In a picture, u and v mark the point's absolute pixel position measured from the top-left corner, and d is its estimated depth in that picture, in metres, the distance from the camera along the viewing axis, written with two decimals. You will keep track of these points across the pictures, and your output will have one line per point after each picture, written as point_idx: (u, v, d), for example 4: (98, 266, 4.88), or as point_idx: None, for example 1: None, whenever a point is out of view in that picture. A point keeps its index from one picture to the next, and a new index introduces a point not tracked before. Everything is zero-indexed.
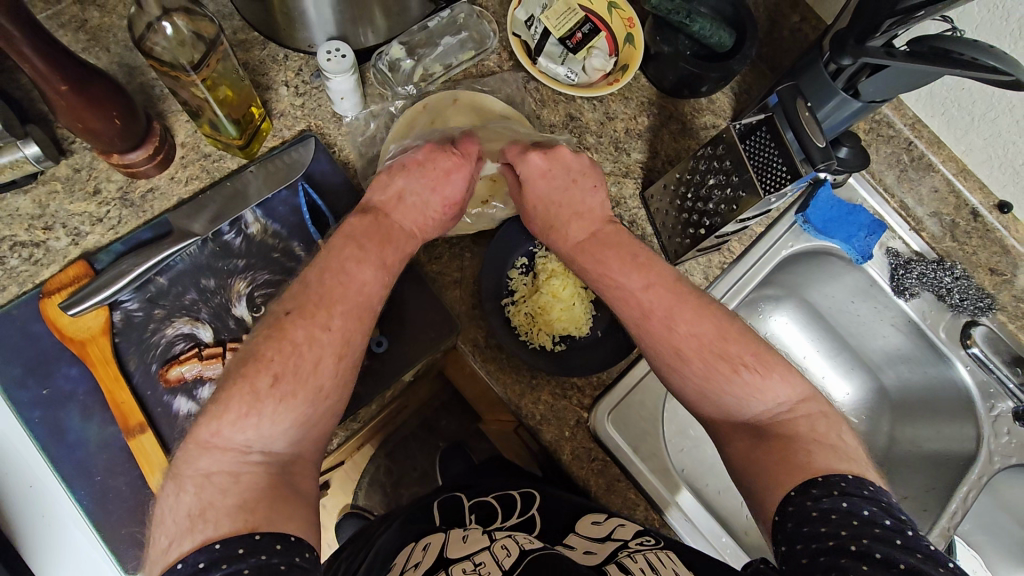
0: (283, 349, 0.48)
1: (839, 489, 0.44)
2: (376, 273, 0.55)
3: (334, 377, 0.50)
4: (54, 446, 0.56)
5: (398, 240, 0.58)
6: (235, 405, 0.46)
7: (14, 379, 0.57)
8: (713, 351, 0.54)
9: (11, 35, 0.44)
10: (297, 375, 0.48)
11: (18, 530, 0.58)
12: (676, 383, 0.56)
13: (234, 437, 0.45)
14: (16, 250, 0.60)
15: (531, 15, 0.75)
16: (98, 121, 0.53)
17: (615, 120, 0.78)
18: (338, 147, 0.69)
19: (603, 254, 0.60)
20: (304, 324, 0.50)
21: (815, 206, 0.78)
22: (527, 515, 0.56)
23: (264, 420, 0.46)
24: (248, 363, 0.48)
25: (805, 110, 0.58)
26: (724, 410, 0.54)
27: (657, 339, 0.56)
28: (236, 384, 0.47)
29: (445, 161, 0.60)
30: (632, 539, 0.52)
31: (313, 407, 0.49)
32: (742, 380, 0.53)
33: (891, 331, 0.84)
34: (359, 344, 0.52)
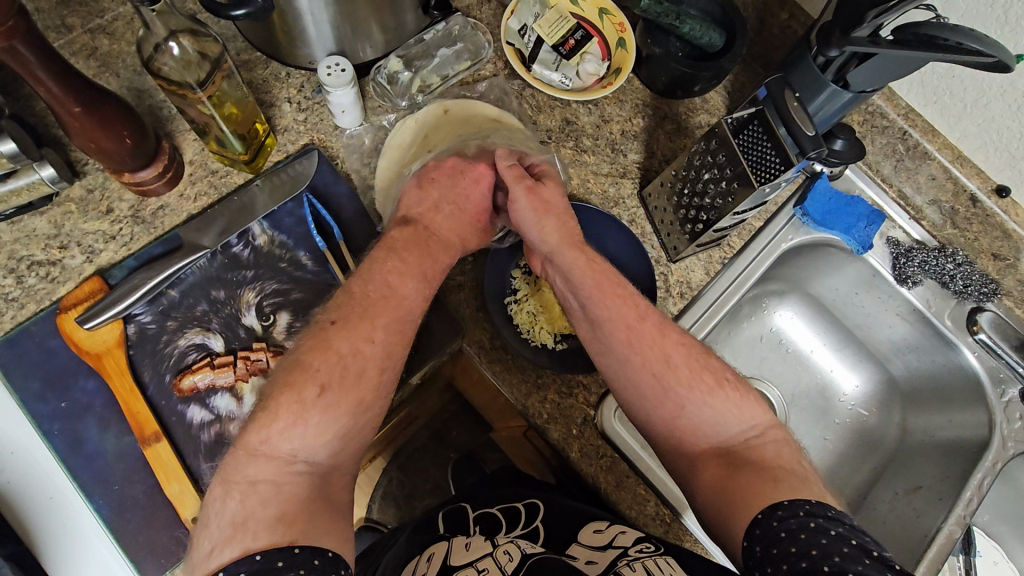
0: (330, 360, 0.50)
1: (805, 510, 0.45)
2: (418, 285, 0.56)
3: (376, 390, 0.51)
4: (72, 457, 0.58)
5: (435, 251, 0.59)
6: (284, 413, 0.47)
7: (34, 393, 0.58)
8: (700, 364, 0.56)
9: (27, 60, 0.46)
10: (343, 385, 0.49)
11: (38, 541, 0.57)
12: (653, 396, 0.55)
13: (282, 445, 0.47)
14: (33, 269, 0.62)
15: (524, 24, 0.77)
16: (109, 140, 0.55)
17: (611, 123, 0.79)
18: (340, 160, 0.71)
19: (594, 266, 0.60)
20: (349, 335, 0.51)
21: (813, 199, 0.79)
22: (531, 526, 0.57)
23: (310, 430, 0.48)
24: (294, 371, 0.49)
25: (793, 99, 0.59)
26: (696, 424, 0.54)
27: (649, 348, 0.56)
28: (283, 393, 0.48)
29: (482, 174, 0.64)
30: (632, 546, 0.52)
31: (356, 418, 0.50)
32: (724, 393, 0.55)
33: (897, 321, 0.83)
34: (401, 359, 0.53)
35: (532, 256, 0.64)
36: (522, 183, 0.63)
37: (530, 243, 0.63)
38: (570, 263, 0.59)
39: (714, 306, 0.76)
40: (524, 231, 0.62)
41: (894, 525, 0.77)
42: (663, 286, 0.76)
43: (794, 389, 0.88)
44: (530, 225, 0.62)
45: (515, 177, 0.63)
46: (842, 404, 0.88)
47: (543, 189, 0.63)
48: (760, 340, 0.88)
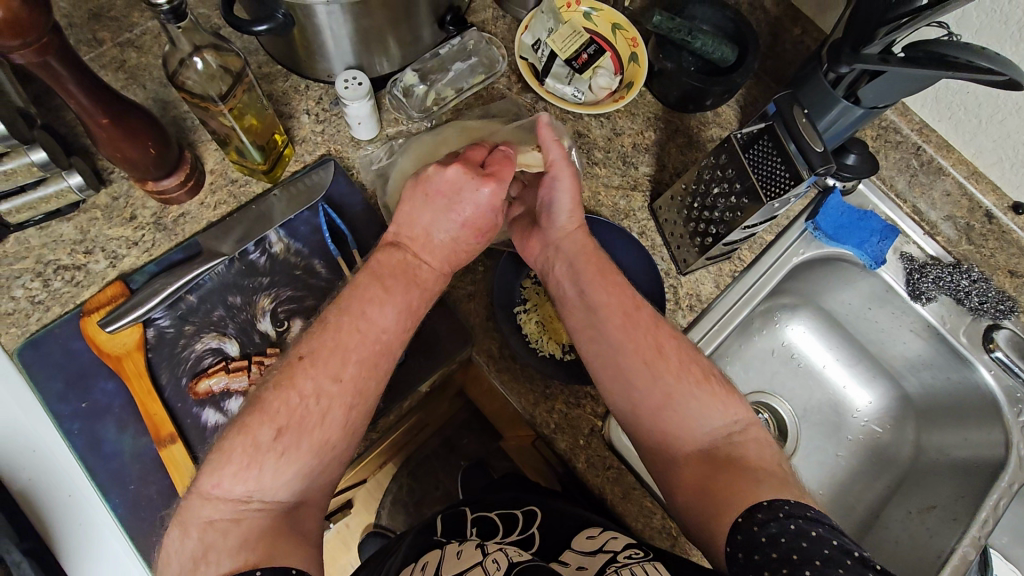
0: (289, 401, 0.49)
1: (784, 511, 0.45)
2: (399, 315, 0.55)
3: (340, 429, 0.51)
4: (91, 457, 0.59)
5: (424, 280, 0.57)
6: (238, 456, 0.48)
7: (56, 393, 0.60)
8: (690, 357, 0.57)
9: (58, 72, 0.48)
10: (301, 428, 0.49)
11: (59, 537, 0.58)
12: (642, 381, 0.56)
13: (236, 487, 0.47)
14: (59, 273, 0.64)
15: (537, 39, 0.78)
16: (133, 150, 0.57)
17: (623, 136, 0.80)
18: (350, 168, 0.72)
19: (594, 257, 0.62)
20: (314, 374, 0.51)
21: (824, 213, 0.79)
22: (527, 533, 0.58)
23: (266, 473, 0.48)
24: (251, 414, 0.49)
25: (802, 117, 0.59)
26: (685, 415, 0.54)
27: (641, 334, 0.57)
28: (239, 436, 0.48)
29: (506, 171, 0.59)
30: (622, 551, 0.52)
31: (319, 457, 0.50)
32: (711, 387, 0.55)
33: (911, 337, 0.83)
34: (371, 394, 0.53)
35: (532, 234, 0.66)
36: (570, 167, 0.63)
37: (552, 219, 0.64)
38: (574, 250, 0.63)
39: (724, 320, 0.76)
40: (554, 204, 0.63)
41: (907, 545, 0.75)
42: (673, 299, 0.75)
43: (805, 404, 0.88)
44: (560, 203, 0.63)
45: (564, 159, 0.63)
46: (854, 419, 0.88)
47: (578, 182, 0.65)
48: (772, 354, 0.88)
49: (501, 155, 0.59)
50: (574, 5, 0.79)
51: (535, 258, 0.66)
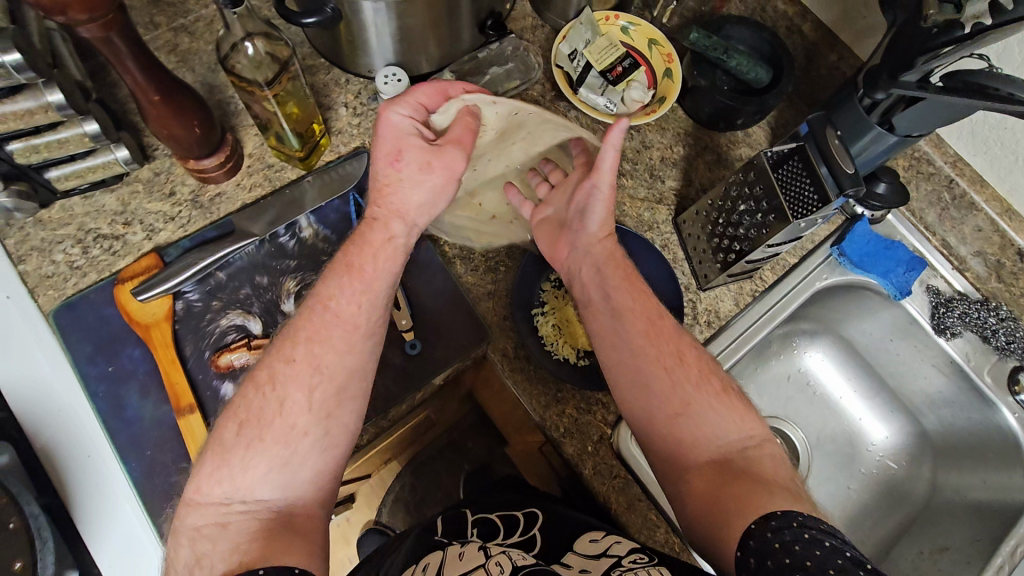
0: (251, 399, 0.52)
1: (798, 521, 0.45)
2: (337, 279, 0.57)
3: (307, 413, 0.52)
4: (112, 420, 0.60)
5: (369, 237, 0.58)
6: (211, 460, 0.50)
7: (86, 355, 0.62)
8: (709, 368, 0.59)
9: (118, 48, 0.51)
10: (260, 422, 0.51)
11: (73, 496, 0.59)
12: (660, 387, 0.57)
13: (212, 490, 0.49)
14: (98, 241, 0.66)
15: (574, 49, 0.80)
16: (180, 127, 0.60)
17: (651, 149, 0.81)
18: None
19: (616, 262, 0.63)
20: (269, 362, 0.54)
21: (851, 240, 0.78)
22: (529, 535, 0.58)
23: (236, 470, 0.50)
24: (222, 418, 0.53)
25: (835, 139, 0.60)
26: (700, 423, 0.55)
27: (663, 342, 0.59)
28: (213, 443, 0.52)
29: (430, 93, 0.61)
30: (626, 555, 0.53)
31: (286, 446, 0.51)
32: (729, 400, 0.56)
33: (933, 372, 0.82)
34: (330, 372, 0.54)
35: (560, 237, 0.67)
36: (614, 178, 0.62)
37: (588, 226, 0.64)
38: (601, 253, 0.64)
39: (742, 337, 0.76)
40: (594, 213, 0.63)
41: None
42: (691, 313, 0.75)
43: (819, 433, 0.87)
44: (598, 209, 0.63)
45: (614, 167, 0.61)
46: (869, 453, 0.86)
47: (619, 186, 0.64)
48: (787, 379, 0.87)
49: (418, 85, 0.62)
50: (613, 18, 0.81)
51: (561, 262, 0.67)
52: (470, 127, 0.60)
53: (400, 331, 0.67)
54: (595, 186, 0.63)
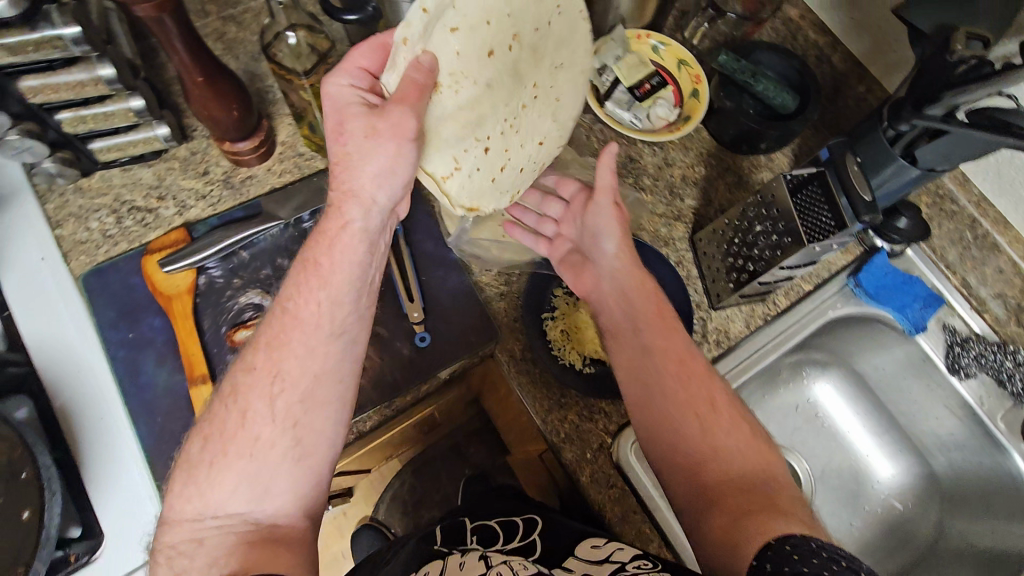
0: (218, 415, 0.51)
1: (815, 539, 0.45)
2: (293, 273, 0.54)
3: (271, 424, 0.50)
4: (128, 383, 0.62)
5: (328, 233, 0.54)
6: (183, 475, 0.50)
7: (108, 320, 0.64)
8: (740, 413, 0.58)
9: (169, 29, 0.53)
10: (224, 436, 0.50)
11: (81, 454, 0.60)
12: (690, 432, 0.57)
13: (186, 507, 0.49)
14: (132, 213, 0.69)
15: (604, 64, 0.81)
16: (219, 110, 0.63)
17: (673, 166, 0.82)
18: (446, 197, 0.60)
19: (653, 297, 0.65)
20: (232, 375, 0.52)
21: (868, 271, 0.78)
22: (528, 540, 0.58)
23: (205, 486, 0.49)
24: (195, 432, 0.52)
25: (853, 165, 0.64)
26: (724, 461, 0.55)
27: (695, 386, 0.59)
28: (184, 460, 0.51)
29: (375, 57, 0.58)
30: (630, 561, 0.51)
31: (253, 459, 0.49)
32: (759, 446, 0.56)
33: (944, 413, 0.81)
34: (292, 380, 0.51)
35: (583, 268, 0.70)
36: (611, 198, 0.68)
37: (599, 252, 0.68)
38: (631, 287, 0.65)
39: (750, 360, 0.75)
40: (601, 235, 0.68)
41: None
42: (700, 331, 0.75)
43: (824, 465, 0.85)
44: (605, 229, 0.68)
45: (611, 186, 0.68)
46: (875, 491, 0.84)
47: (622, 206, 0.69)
48: (795, 410, 0.86)
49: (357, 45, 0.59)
50: (644, 37, 0.83)
51: (588, 293, 0.68)
52: (418, 82, 0.52)
53: (411, 323, 0.69)
54: (600, 206, 0.68)
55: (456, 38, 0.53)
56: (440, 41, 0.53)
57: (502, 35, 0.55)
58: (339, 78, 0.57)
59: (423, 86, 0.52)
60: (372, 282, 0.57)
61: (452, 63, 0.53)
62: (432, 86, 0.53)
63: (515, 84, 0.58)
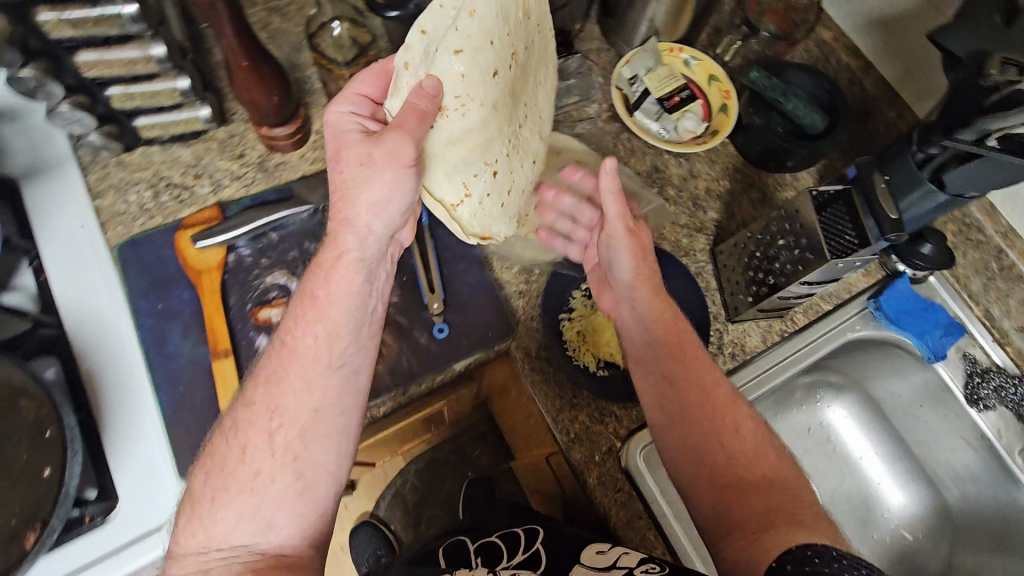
0: (219, 451, 0.53)
1: (833, 546, 0.48)
2: (294, 306, 0.57)
3: (272, 458, 0.53)
4: (154, 352, 0.64)
5: (327, 268, 0.57)
6: (189, 510, 0.52)
7: (140, 290, 0.66)
8: (765, 440, 0.61)
9: (222, 13, 0.55)
10: (225, 472, 0.52)
11: (102, 418, 0.61)
12: (717, 459, 0.59)
13: (190, 541, 0.51)
14: (169, 188, 0.71)
15: (635, 74, 0.82)
16: (260, 95, 0.65)
17: (698, 179, 0.83)
18: (458, 224, 0.59)
19: (675, 324, 0.65)
20: (232, 410, 0.55)
21: (888, 295, 0.78)
22: (532, 551, 0.59)
23: (208, 521, 0.51)
24: (198, 467, 0.55)
25: (881, 181, 0.62)
26: (745, 482, 0.58)
27: (719, 417, 0.61)
28: (189, 495, 0.53)
29: (377, 86, 0.60)
30: (638, 566, 0.52)
31: (255, 493, 0.52)
32: (781, 471, 0.59)
33: (961, 445, 0.79)
34: (289, 412, 0.54)
35: (606, 287, 0.70)
36: (624, 224, 0.65)
37: (616, 274, 0.67)
38: (650, 311, 0.65)
39: (765, 375, 0.75)
40: (614, 259, 0.67)
41: None
42: (716, 343, 0.75)
43: (834, 490, 0.84)
44: (619, 256, 0.66)
45: (620, 215, 0.65)
46: (885, 519, 0.83)
47: (638, 230, 0.67)
48: (807, 432, 0.85)
49: (357, 75, 0.60)
50: (676, 50, 0.83)
51: (613, 310, 0.70)
52: (420, 109, 0.50)
53: (431, 314, 0.70)
54: (611, 235, 0.66)
55: (460, 61, 0.50)
56: (442, 64, 0.50)
57: (504, 56, 0.53)
58: (340, 105, 0.58)
59: (426, 112, 0.50)
60: (372, 313, 0.59)
61: (457, 85, 0.51)
62: (435, 114, 0.50)
63: (512, 105, 0.59)
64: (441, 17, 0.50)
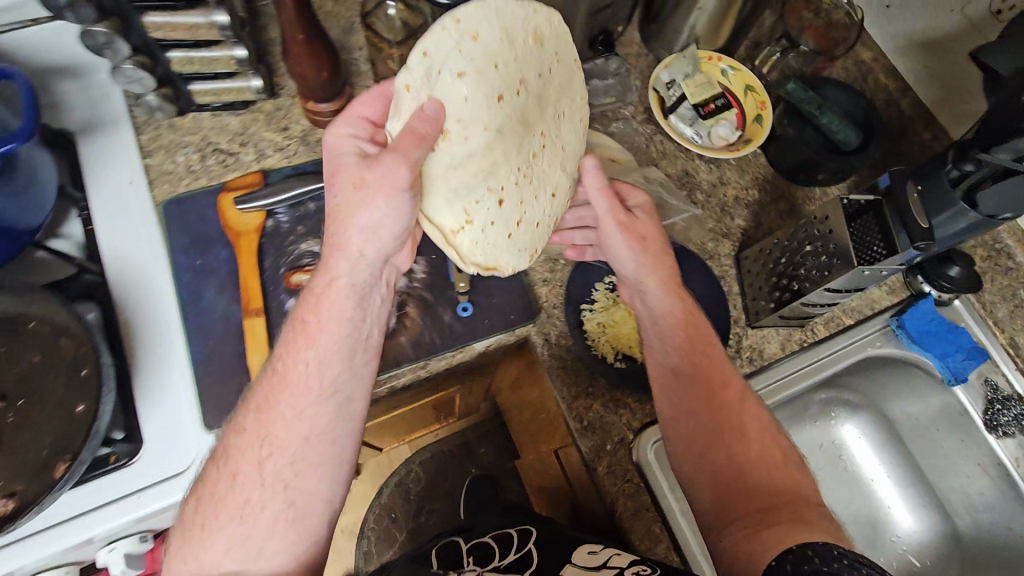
0: (211, 477, 0.55)
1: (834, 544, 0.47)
2: (287, 331, 0.58)
3: (258, 486, 0.53)
4: (189, 305, 0.66)
5: (319, 295, 0.58)
6: (182, 537, 0.54)
7: (181, 246, 0.69)
8: (773, 437, 0.61)
9: None
10: (214, 500, 0.54)
11: (134, 364, 0.63)
12: (721, 458, 0.60)
13: (183, 567, 0.53)
14: (215, 154, 0.74)
15: (673, 79, 0.85)
16: (310, 70, 0.67)
17: (727, 185, 0.83)
18: (457, 253, 0.58)
19: (689, 323, 0.66)
20: (226, 437, 0.57)
21: (912, 314, 0.77)
22: (523, 551, 0.61)
23: (199, 549, 0.53)
24: (193, 492, 0.57)
25: (914, 193, 0.61)
26: (749, 480, 0.58)
27: (727, 411, 0.62)
28: (184, 519, 0.56)
29: (379, 107, 0.61)
30: (628, 567, 0.52)
31: (243, 522, 0.53)
32: (787, 469, 0.58)
33: (976, 472, 0.79)
34: (277, 441, 0.55)
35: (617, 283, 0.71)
36: (615, 217, 0.65)
37: (621, 270, 0.68)
38: (664, 306, 0.65)
39: (782, 384, 0.75)
40: (614, 254, 0.67)
41: None
42: (735, 347, 0.75)
43: (842, 508, 0.83)
44: (617, 251, 0.67)
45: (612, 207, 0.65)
46: (893, 543, 0.82)
47: (636, 221, 0.67)
48: (819, 448, 0.85)
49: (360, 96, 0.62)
50: (715, 59, 0.85)
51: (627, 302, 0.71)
52: (418, 132, 0.50)
53: (456, 293, 0.71)
54: (606, 230, 0.66)
55: (463, 83, 0.52)
56: (445, 86, 0.52)
57: (510, 80, 0.55)
58: (341, 128, 0.60)
59: (426, 135, 0.51)
60: (367, 338, 0.60)
61: (460, 108, 0.52)
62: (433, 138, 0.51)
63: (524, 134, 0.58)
64: (442, 40, 0.52)
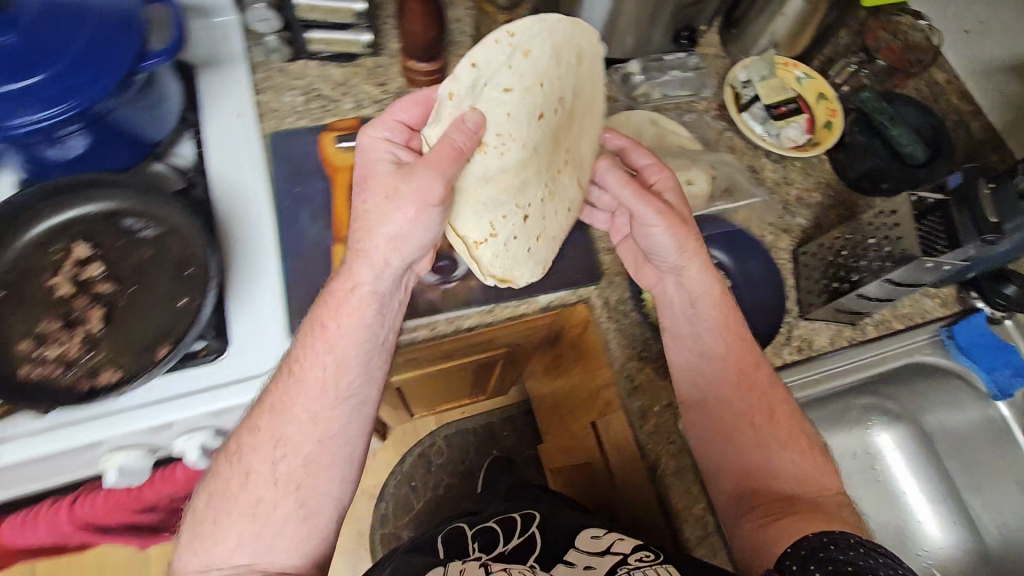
0: (224, 468, 0.56)
1: (853, 537, 0.49)
2: (305, 329, 0.59)
3: (273, 482, 0.54)
4: (286, 227, 0.73)
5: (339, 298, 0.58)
6: (191, 531, 0.55)
7: (282, 175, 0.75)
8: (799, 428, 0.64)
9: None
10: (226, 495, 0.54)
11: (233, 271, 0.69)
12: (747, 443, 0.63)
13: (191, 560, 0.53)
14: (318, 99, 0.80)
15: (749, 80, 0.89)
16: (420, 27, 0.73)
17: (791, 186, 0.86)
18: (479, 262, 0.63)
19: (728, 309, 0.68)
20: (237, 432, 0.57)
21: (964, 326, 0.78)
22: (526, 534, 0.65)
23: (209, 543, 0.53)
24: (203, 483, 0.58)
25: (986, 192, 0.63)
26: (771, 468, 0.62)
27: (754, 398, 0.65)
28: (193, 512, 0.56)
29: (414, 114, 0.64)
30: (632, 554, 0.55)
31: (255, 518, 0.53)
32: (808, 455, 0.63)
33: (1014, 490, 0.81)
34: (291, 437, 0.55)
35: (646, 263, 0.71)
36: (656, 206, 0.65)
37: (658, 255, 0.68)
38: (703, 290, 0.67)
39: (828, 376, 0.77)
40: (653, 238, 0.66)
41: None
42: (784, 334, 0.78)
43: (873, 517, 0.84)
44: (657, 237, 0.66)
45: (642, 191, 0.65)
46: (921, 555, 0.82)
47: (674, 211, 0.67)
48: (853, 456, 0.85)
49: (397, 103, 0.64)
50: (791, 66, 0.89)
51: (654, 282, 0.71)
52: (457, 146, 0.54)
53: None
54: (644, 219, 0.65)
55: (509, 97, 0.57)
56: (490, 99, 0.56)
57: (551, 98, 0.59)
58: (377, 131, 0.62)
59: (464, 148, 0.54)
60: (384, 340, 0.61)
61: (503, 122, 0.57)
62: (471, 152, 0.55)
63: (553, 150, 0.64)
64: (493, 54, 0.57)
